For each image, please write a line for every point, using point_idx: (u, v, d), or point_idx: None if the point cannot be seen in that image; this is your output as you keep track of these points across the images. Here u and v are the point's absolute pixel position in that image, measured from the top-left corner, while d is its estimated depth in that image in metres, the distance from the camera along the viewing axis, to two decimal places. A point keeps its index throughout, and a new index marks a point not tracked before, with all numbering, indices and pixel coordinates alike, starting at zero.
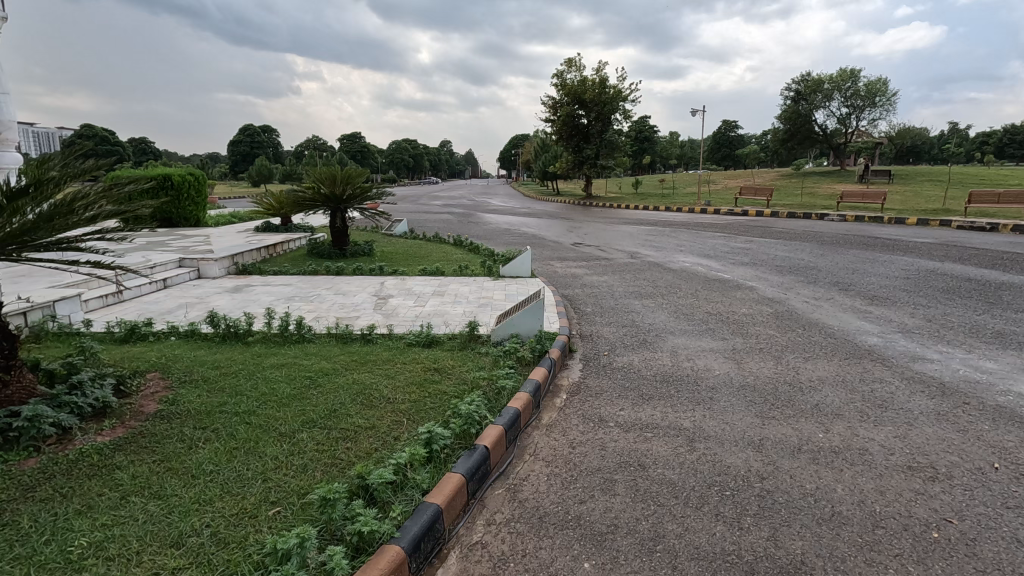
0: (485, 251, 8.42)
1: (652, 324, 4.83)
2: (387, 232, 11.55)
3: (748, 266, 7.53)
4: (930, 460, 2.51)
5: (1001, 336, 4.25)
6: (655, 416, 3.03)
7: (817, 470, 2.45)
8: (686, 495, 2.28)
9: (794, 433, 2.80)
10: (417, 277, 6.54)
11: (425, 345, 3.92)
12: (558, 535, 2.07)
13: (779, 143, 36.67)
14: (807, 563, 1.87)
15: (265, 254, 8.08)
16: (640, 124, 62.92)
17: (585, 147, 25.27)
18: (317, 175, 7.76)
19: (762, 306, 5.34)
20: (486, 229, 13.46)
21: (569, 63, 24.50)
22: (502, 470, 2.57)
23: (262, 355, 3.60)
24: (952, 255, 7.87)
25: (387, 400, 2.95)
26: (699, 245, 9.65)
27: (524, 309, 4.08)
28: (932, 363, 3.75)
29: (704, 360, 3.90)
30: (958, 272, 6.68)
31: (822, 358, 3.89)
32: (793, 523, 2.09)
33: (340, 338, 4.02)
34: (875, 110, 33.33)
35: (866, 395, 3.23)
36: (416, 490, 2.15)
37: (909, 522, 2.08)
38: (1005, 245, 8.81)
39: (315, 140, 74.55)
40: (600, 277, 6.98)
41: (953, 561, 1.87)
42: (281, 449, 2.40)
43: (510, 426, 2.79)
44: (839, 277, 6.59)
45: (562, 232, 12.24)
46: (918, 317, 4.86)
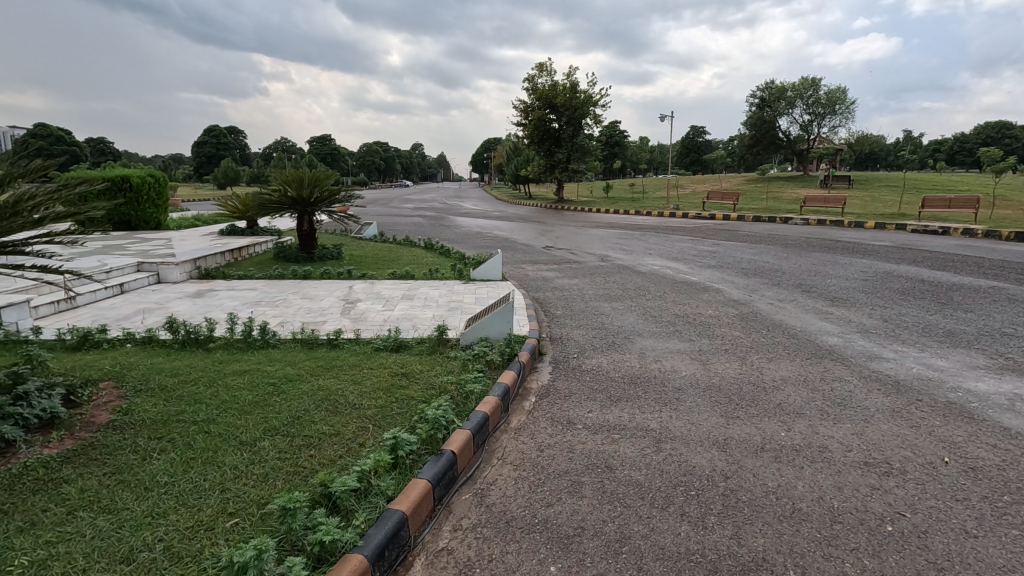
0: (456, 254, 8.40)
1: (621, 326, 4.90)
2: (357, 236, 11.39)
3: (715, 268, 7.67)
4: (885, 456, 2.59)
5: (953, 335, 4.42)
6: (623, 417, 3.05)
7: (779, 468, 2.51)
8: (652, 496, 2.30)
9: (757, 431, 2.86)
10: (386, 281, 6.47)
11: (393, 350, 3.87)
12: (525, 539, 2.06)
13: (745, 149, 37.63)
14: (768, 560, 1.90)
15: (230, 258, 7.89)
16: (611, 129, 63.82)
17: (557, 151, 25.47)
18: (284, 177, 7.61)
19: (727, 308, 5.44)
20: (458, 232, 13.39)
21: (540, 68, 24.55)
22: (470, 475, 2.55)
23: (224, 362, 3.50)
24: (908, 258, 8.13)
25: (353, 406, 2.90)
26: (667, 248, 9.84)
27: (494, 312, 4.07)
28: (887, 362, 3.88)
29: (671, 362, 3.95)
30: (913, 274, 6.93)
31: (784, 358, 3.99)
32: (756, 521, 2.13)
33: (306, 343, 3.94)
34: (836, 118, 34.30)
35: (825, 394, 3.33)
36: (381, 498, 2.12)
37: (865, 516, 2.14)
38: (957, 248, 9.20)
39: (284, 141, 73.31)
40: (570, 280, 7.01)
41: (906, 553, 1.93)
42: (241, 458, 2.33)
43: (478, 429, 2.77)
44: (802, 279, 6.78)
45: (534, 235, 12.32)
46: (875, 317, 5.03)
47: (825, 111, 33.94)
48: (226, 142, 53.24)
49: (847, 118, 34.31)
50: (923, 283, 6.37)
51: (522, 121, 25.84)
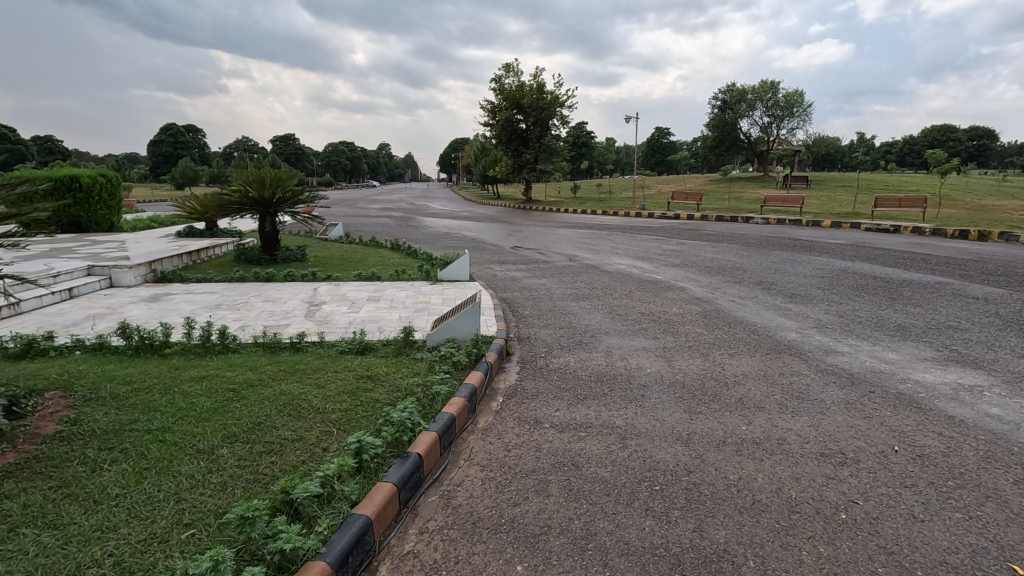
0: (424, 254, 8.34)
1: (588, 324, 4.93)
2: (322, 236, 11.19)
3: (679, 267, 7.82)
4: (840, 446, 2.68)
5: (903, 329, 4.61)
6: (589, 415, 3.08)
7: (740, 461, 2.57)
8: (618, 492, 2.33)
9: (719, 426, 2.92)
10: (352, 282, 6.37)
11: (358, 353, 3.81)
12: (492, 539, 2.05)
13: (708, 150, 38.51)
14: (729, 551, 1.95)
15: (188, 260, 7.63)
16: (579, 130, 64.42)
17: (525, 151, 25.53)
18: (245, 177, 7.42)
19: (691, 306, 5.55)
20: (425, 232, 13.27)
21: (507, 68, 24.59)
22: (436, 477, 2.53)
23: (180, 368, 3.38)
24: (861, 256, 8.45)
25: (317, 411, 2.84)
26: (633, 247, 9.98)
27: (461, 313, 4.05)
28: (842, 355, 4.02)
29: (636, 359, 4.01)
30: (866, 270, 7.20)
31: (746, 353, 4.09)
32: (717, 513, 2.17)
33: (268, 347, 3.85)
34: (794, 120, 35.40)
35: (784, 388, 3.43)
36: (345, 503, 2.09)
37: (820, 505, 2.21)
38: (907, 245, 9.61)
39: (245, 140, 71.46)
40: (538, 280, 7.04)
41: (859, 540, 2.00)
42: (198, 467, 2.26)
43: (444, 431, 2.76)
44: (763, 276, 6.96)
45: (503, 235, 12.33)
46: (831, 312, 5.21)
47: (784, 113, 35.01)
48: (184, 141, 51.62)
49: (805, 120, 35.45)
50: (876, 279, 6.62)
51: (489, 122, 25.82)
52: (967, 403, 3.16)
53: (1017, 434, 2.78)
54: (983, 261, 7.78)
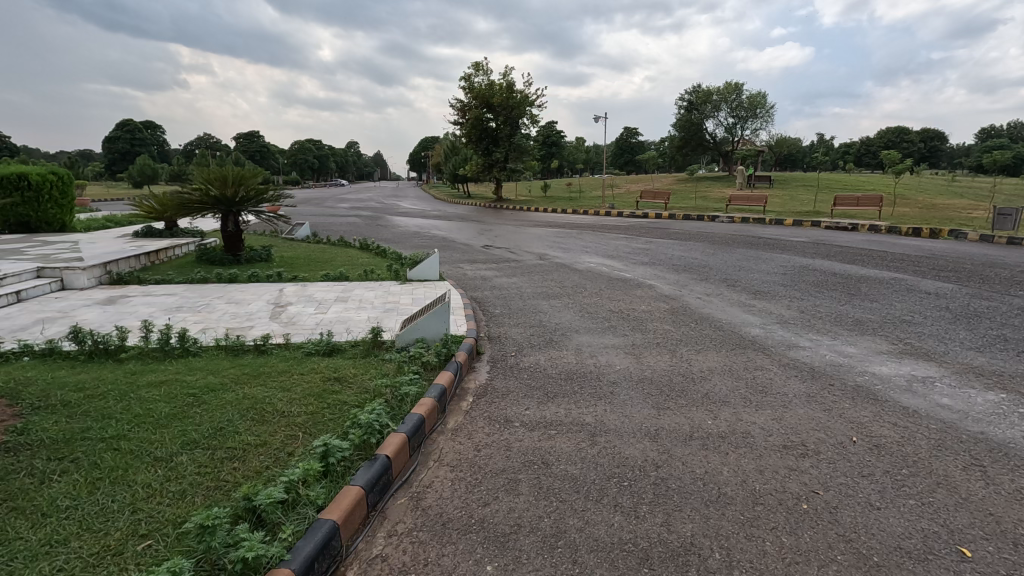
0: (393, 254, 8.24)
1: (558, 323, 4.95)
2: (288, 236, 10.95)
3: (648, 265, 7.93)
4: (802, 438, 2.76)
5: (860, 323, 4.78)
6: (559, 413, 3.09)
7: (706, 455, 2.62)
8: (587, 489, 2.35)
9: (686, 420, 2.97)
10: (319, 283, 6.25)
11: (325, 354, 3.74)
12: (462, 540, 2.04)
13: (675, 150, 39.25)
14: (696, 544, 1.98)
15: (145, 261, 7.36)
16: (548, 130, 64.76)
17: (495, 150, 25.51)
18: (205, 176, 7.20)
19: (659, 303, 5.64)
20: (394, 232, 13.12)
21: (476, 67, 24.55)
22: (405, 479, 2.50)
23: (137, 373, 3.25)
24: (821, 253, 8.73)
25: (282, 414, 2.77)
26: (603, 246, 10.08)
27: (430, 313, 4.02)
28: (804, 350, 4.14)
29: (606, 356, 4.05)
30: (826, 267, 7.44)
31: (712, 349, 4.17)
32: (684, 507, 2.21)
33: (230, 350, 3.74)
34: (757, 121, 36.36)
35: (748, 382, 3.51)
36: (310, 508, 2.04)
37: (783, 496, 2.27)
38: (865, 243, 9.96)
39: (207, 138, 69.43)
40: (508, 279, 7.04)
41: (820, 529, 2.06)
42: (156, 476, 2.18)
43: (414, 432, 2.73)
44: (728, 274, 7.12)
45: (474, 234, 12.30)
46: (793, 308, 5.36)
47: (748, 114, 35.92)
48: (142, 138, 49.88)
49: (767, 121, 36.42)
50: (835, 276, 6.85)
51: (459, 121, 25.73)
52: (919, 394, 3.30)
53: (966, 422, 2.91)
54: (935, 258, 8.13)
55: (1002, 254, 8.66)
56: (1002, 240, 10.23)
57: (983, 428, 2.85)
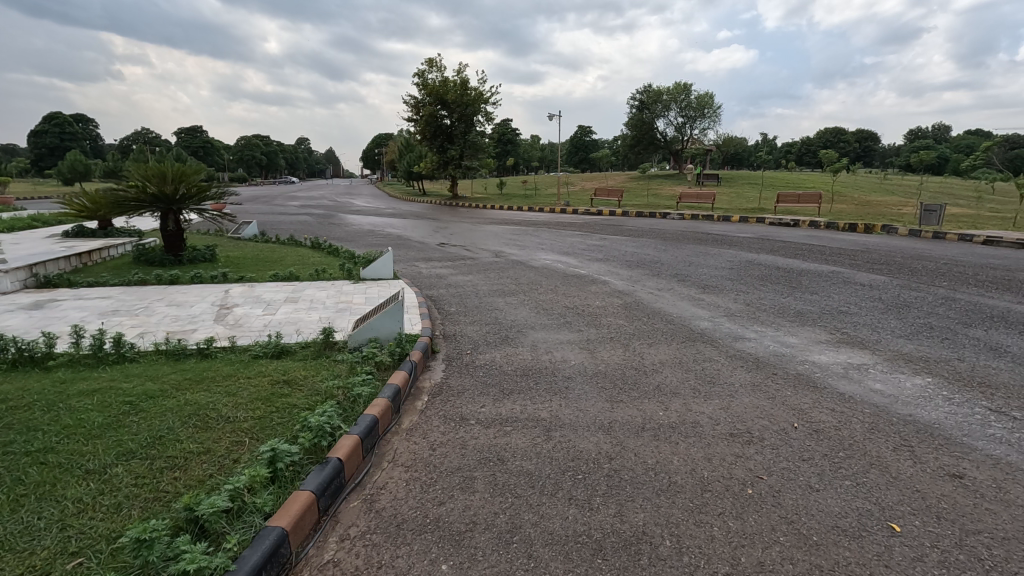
0: (345, 253, 8.07)
1: (514, 320, 4.97)
2: (235, 236, 10.53)
3: (602, 261, 8.06)
4: (747, 426, 2.87)
5: (801, 315, 5.01)
6: (515, 410, 3.10)
7: (657, 445, 2.68)
8: (542, 484, 2.36)
9: (638, 413, 3.04)
10: (267, 283, 6.04)
11: (273, 356, 3.63)
12: (416, 540, 2.02)
13: (627, 149, 40.07)
14: (647, 533, 2.03)
15: (76, 263, 6.92)
16: (503, 128, 64.88)
17: (449, 147, 25.34)
18: (143, 172, 6.83)
19: (613, 299, 5.73)
20: (347, 230, 12.83)
21: (429, 63, 24.31)
22: (358, 481, 2.45)
23: (67, 382, 3.06)
24: (765, 248, 9.08)
25: (226, 420, 2.67)
26: (558, 243, 10.18)
27: (383, 312, 3.95)
28: (749, 341, 4.30)
29: (561, 352, 4.09)
30: (769, 262, 7.76)
31: (663, 343, 4.28)
32: (637, 497, 2.26)
33: (171, 355, 3.57)
34: (705, 121, 37.53)
35: (697, 374, 3.62)
36: (257, 515, 1.98)
37: (730, 482, 2.36)
38: (805, 238, 10.45)
39: (145, 133, 66.01)
40: (464, 277, 7.00)
41: (763, 512, 2.15)
42: (88, 489, 2.06)
43: (367, 434, 2.68)
44: (679, 269, 7.32)
45: (429, 232, 12.19)
46: (740, 301, 5.56)
47: (696, 114, 37.03)
48: (73, 132, 46.91)
49: (714, 121, 37.66)
50: (778, 270, 7.15)
51: (413, 117, 25.44)
52: (854, 380, 3.49)
53: (896, 406, 3.10)
54: (869, 252, 8.62)
55: (929, 248, 9.25)
56: (929, 235, 10.92)
57: (912, 410, 3.03)
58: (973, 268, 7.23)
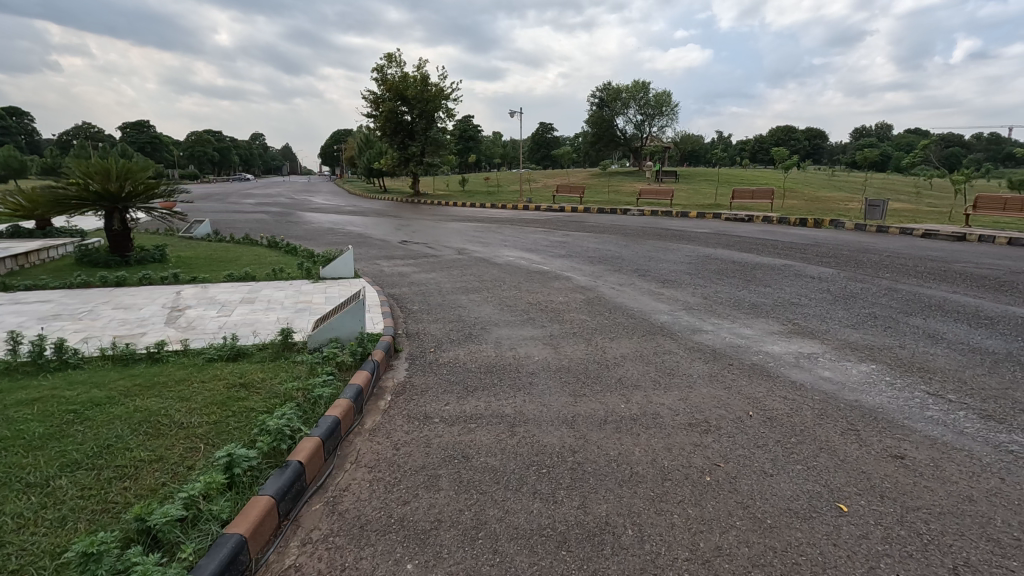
0: (304, 251, 7.88)
1: (477, 317, 4.96)
2: (186, 235, 10.13)
3: (564, 257, 8.13)
4: (706, 416, 2.96)
5: (755, 307, 5.19)
6: (479, 406, 3.10)
7: (619, 437, 2.73)
8: (506, 479, 2.38)
9: (601, 406, 3.09)
10: (221, 284, 5.85)
11: (229, 359, 3.52)
12: (380, 541, 2.00)
13: (588, 146, 40.52)
14: (610, 523, 2.07)
15: (12, 265, 6.53)
16: (464, 125, 64.56)
17: (410, 144, 25.05)
18: (84, 169, 6.46)
19: (575, 294, 5.79)
20: (305, 228, 12.53)
21: (388, 58, 23.94)
22: (320, 484, 2.40)
23: (4, 392, 2.88)
24: (721, 243, 9.36)
25: (179, 426, 2.57)
26: (521, 240, 10.22)
27: (343, 311, 3.89)
28: (707, 333, 4.43)
29: (525, 348, 4.11)
30: (725, 256, 8.00)
31: (624, 337, 4.36)
32: (599, 489, 2.29)
33: (119, 360, 3.41)
34: (663, 119, 38.27)
35: (657, 366, 3.70)
36: (214, 523, 1.92)
37: (689, 471, 2.43)
38: (759, 233, 10.81)
39: (87, 127, 62.70)
40: (426, 275, 6.95)
41: (721, 498, 2.22)
42: (29, 504, 1.95)
43: (328, 435, 2.63)
44: (639, 264, 7.45)
45: (390, 230, 12.03)
46: (697, 295, 5.71)
47: (654, 112, 37.73)
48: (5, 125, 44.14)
49: (672, 119, 38.46)
50: (734, 264, 7.38)
51: (372, 113, 25.02)
52: (805, 368, 3.64)
53: (843, 392, 3.25)
54: (818, 245, 8.99)
55: (873, 241, 9.70)
56: (873, 229, 11.47)
57: (858, 396, 3.19)
58: (914, 260, 7.62)
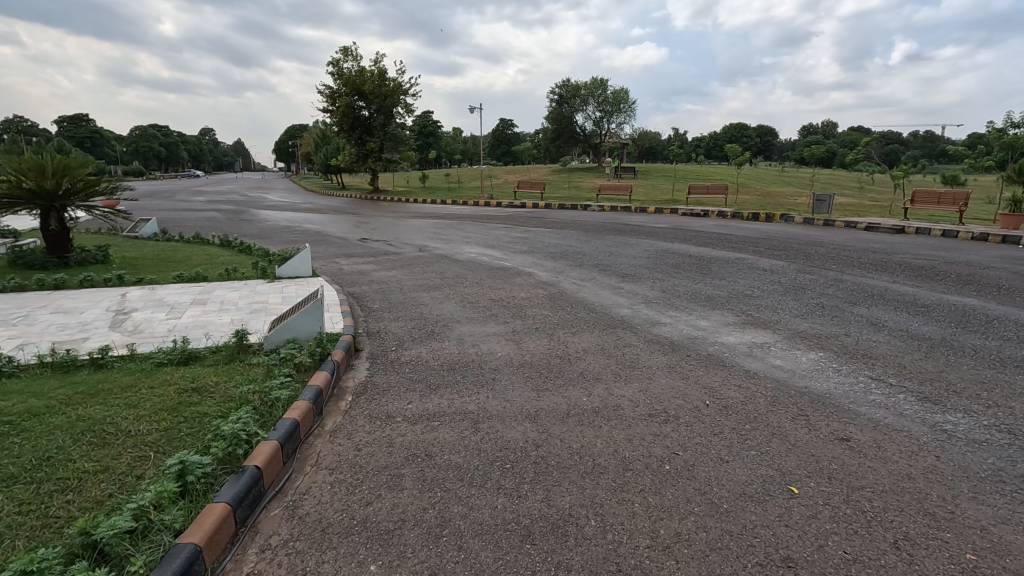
0: (259, 250, 7.64)
1: (440, 314, 4.93)
2: (131, 234, 9.67)
3: (526, 253, 8.16)
4: (665, 406, 3.03)
5: (711, 299, 5.35)
6: (442, 404, 3.08)
7: (581, 430, 2.77)
8: (470, 476, 2.37)
9: (563, 400, 3.12)
10: (171, 285, 5.62)
11: (180, 363, 3.38)
12: (343, 543, 1.97)
13: (548, 143, 40.74)
14: (573, 515, 2.10)
15: None
16: (423, 121, 63.82)
17: (369, 140, 24.61)
18: (16, 165, 6.11)
19: (537, 290, 5.83)
20: (260, 226, 12.15)
21: (344, 52, 23.42)
22: (279, 488, 2.35)
23: None
24: (678, 238, 9.58)
25: (127, 434, 2.46)
26: (483, 236, 10.20)
27: (300, 311, 3.80)
28: (665, 326, 4.53)
29: (488, 345, 4.11)
30: (682, 250, 8.19)
31: (586, 331, 4.42)
32: (563, 482, 2.32)
33: (59, 367, 3.23)
34: (622, 116, 38.83)
35: (618, 359, 3.77)
36: (166, 533, 1.85)
37: (649, 460, 2.48)
38: (714, 227, 11.13)
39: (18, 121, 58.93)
40: (387, 273, 6.85)
41: (680, 486, 2.29)
42: None
43: (286, 439, 2.56)
44: (599, 259, 7.55)
45: (349, 227, 11.80)
46: (656, 289, 5.84)
47: (613, 109, 38.24)
48: None
49: (630, 116, 39.06)
50: (691, 258, 7.57)
51: (328, 108, 24.44)
52: (758, 357, 3.78)
53: (793, 379, 3.40)
54: (769, 239, 9.32)
55: (821, 234, 10.12)
56: (821, 223, 11.96)
57: (807, 383, 3.33)
58: (857, 252, 8.00)
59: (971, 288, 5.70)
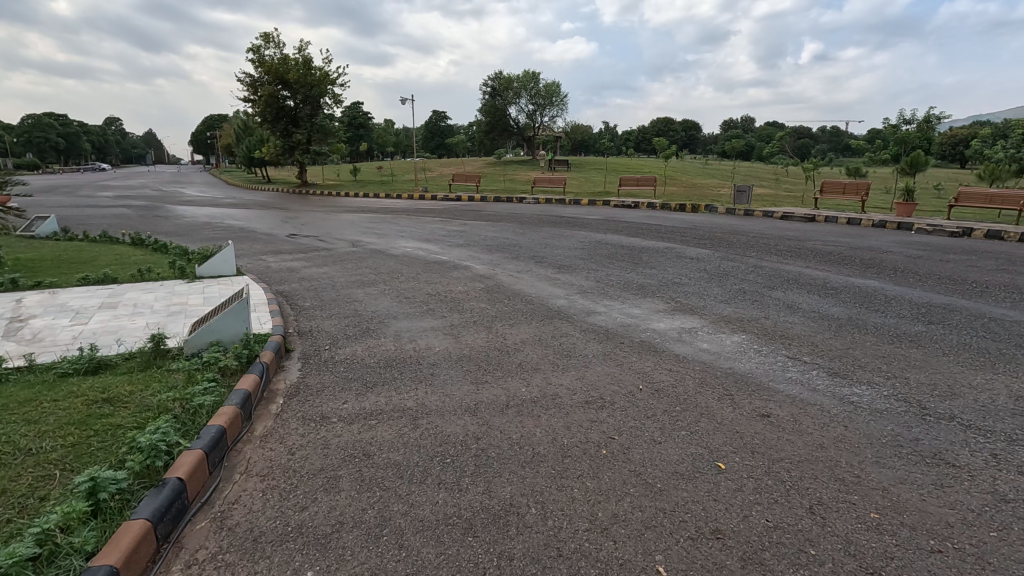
0: (176, 249, 7.16)
1: (375, 311, 4.82)
2: (26, 234, 8.79)
3: (463, 247, 8.12)
4: (601, 392, 3.11)
5: (642, 287, 5.54)
6: (380, 402, 3.02)
7: (521, 420, 2.80)
8: (410, 473, 2.34)
9: (502, 391, 3.14)
10: (75, 288, 5.17)
11: (88, 373, 3.12)
12: (277, 551, 1.89)
13: (483, 135, 40.62)
14: (514, 504, 2.12)
15: None
16: (353, 112, 61.85)
17: (295, 131, 23.58)
18: None
19: (475, 283, 5.82)
20: (176, 223, 11.38)
21: (265, 38, 22.26)
22: (205, 499, 2.22)
23: None
24: (611, 229, 9.84)
25: (27, 453, 2.24)
26: (419, 230, 10.05)
27: (224, 312, 3.59)
28: (600, 315, 4.65)
29: (425, 340, 4.07)
30: (615, 241, 8.42)
31: (523, 322, 4.46)
32: (503, 472, 2.34)
33: None
34: (554, 109, 39.28)
35: (555, 349, 3.83)
36: (76, 557, 1.71)
37: (586, 446, 2.55)
38: (644, 218, 11.51)
39: None
40: (318, 269, 6.61)
41: (616, 469, 2.36)
42: None
43: (212, 447, 2.42)
44: (536, 251, 7.63)
45: (276, 223, 11.28)
46: (591, 279, 5.98)
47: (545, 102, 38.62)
48: None
49: (562, 109, 39.61)
50: (623, 248, 7.80)
51: (249, 97, 23.19)
52: (687, 342, 3.96)
53: (719, 361, 3.59)
54: (695, 228, 9.76)
55: (743, 223, 10.70)
56: (742, 213, 12.64)
57: (731, 364, 3.53)
58: (775, 239, 8.53)
59: (872, 270, 6.22)
